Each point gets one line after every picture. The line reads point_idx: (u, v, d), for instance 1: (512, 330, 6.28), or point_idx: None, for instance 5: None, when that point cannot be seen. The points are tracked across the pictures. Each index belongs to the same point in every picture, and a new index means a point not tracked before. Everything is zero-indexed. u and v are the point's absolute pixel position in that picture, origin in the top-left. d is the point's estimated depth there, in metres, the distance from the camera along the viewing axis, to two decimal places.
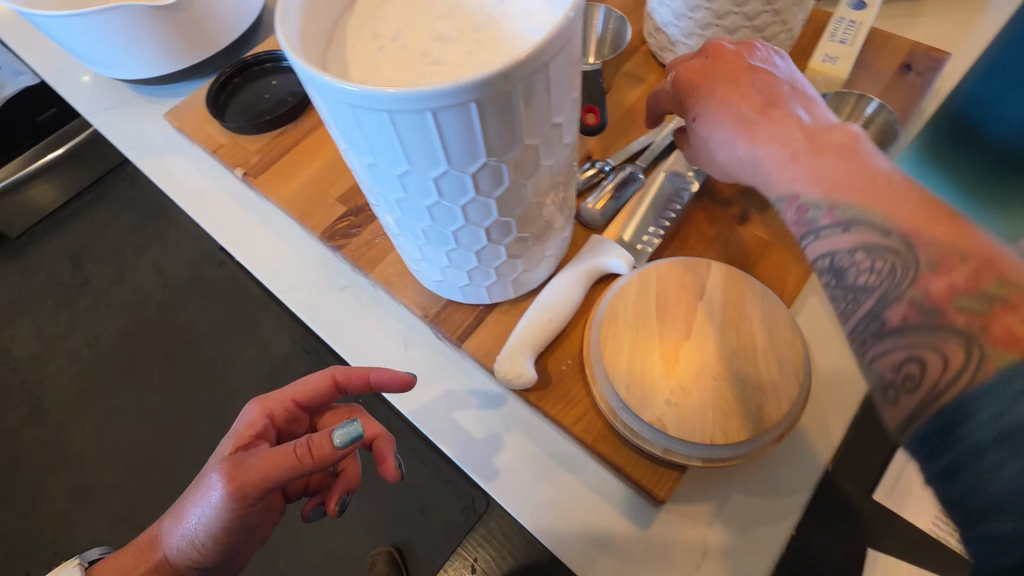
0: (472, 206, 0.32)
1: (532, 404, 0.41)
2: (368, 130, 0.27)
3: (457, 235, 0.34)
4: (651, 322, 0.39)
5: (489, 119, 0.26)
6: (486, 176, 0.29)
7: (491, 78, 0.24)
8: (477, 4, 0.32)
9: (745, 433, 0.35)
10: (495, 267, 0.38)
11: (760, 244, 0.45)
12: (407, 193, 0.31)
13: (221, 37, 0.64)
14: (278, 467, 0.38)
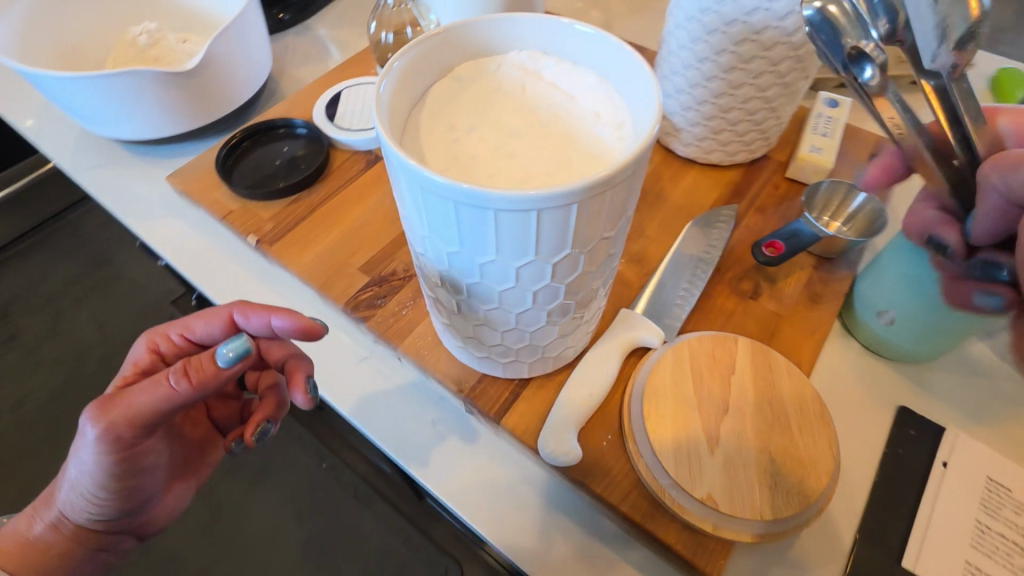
0: (544, 292, 0.33)
1: (576, 480, 0.41)
2: (466, 223, 0.28)
3: (519, 317, 0.36)
4: (691, 397, 0.41)
5: (584, 217, 0.28)
6: (565, 265, 0.31)
7: (595, 186, 0.26)
8: (545, 101, 0.34)
9: (792, 508, 0.36)
10: (545, 345, 0.40)
11: (773, 318, 0.48)
12: (486, 278, 0.32)
13: (228, 102, 0.65)
14: (151, 392, 0.37)
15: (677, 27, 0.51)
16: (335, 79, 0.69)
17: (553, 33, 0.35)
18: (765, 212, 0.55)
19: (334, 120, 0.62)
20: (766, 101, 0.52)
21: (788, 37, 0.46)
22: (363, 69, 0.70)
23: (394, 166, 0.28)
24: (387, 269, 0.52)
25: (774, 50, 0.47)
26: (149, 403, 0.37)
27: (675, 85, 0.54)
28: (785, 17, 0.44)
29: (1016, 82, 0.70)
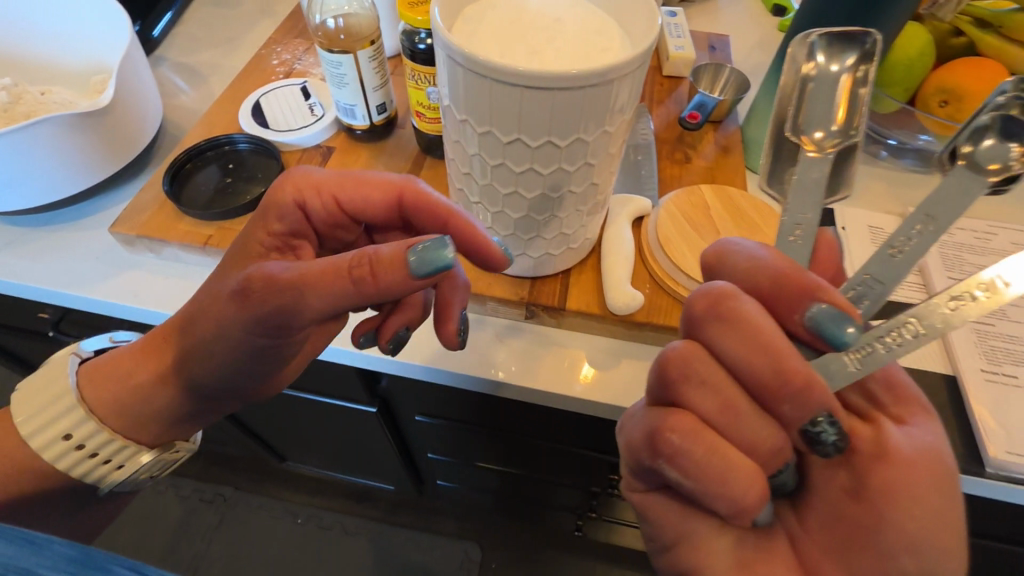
0: (581, 170, 0.43)
1: (642, 322, 0.50)
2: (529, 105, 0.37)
3: (560, 200, 0.45)
4: (692, 232, 0.53)
5: (617, 93, 0.38)
6: (598, 142, 0.41)
7: (629, 61, 0.36)
8: (551, 15, 0.42)
9: None
10: (581, 227, 0.49)
11: (710, 169, 0.63)
12: (535, 161, 0.41)
13: (140, 141, 0.60)
14: (324, 298, 0.35)
15: None
16: (241, 95, 0.68)
17: None
18: (664, 103, 0.69)
19: (270, 127, 0.62)
20: None
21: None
22: (265, 79, 0.70)
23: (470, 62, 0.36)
24: None
25: None
26: (324, 297, 0.35)
27: None
28: None
29: None
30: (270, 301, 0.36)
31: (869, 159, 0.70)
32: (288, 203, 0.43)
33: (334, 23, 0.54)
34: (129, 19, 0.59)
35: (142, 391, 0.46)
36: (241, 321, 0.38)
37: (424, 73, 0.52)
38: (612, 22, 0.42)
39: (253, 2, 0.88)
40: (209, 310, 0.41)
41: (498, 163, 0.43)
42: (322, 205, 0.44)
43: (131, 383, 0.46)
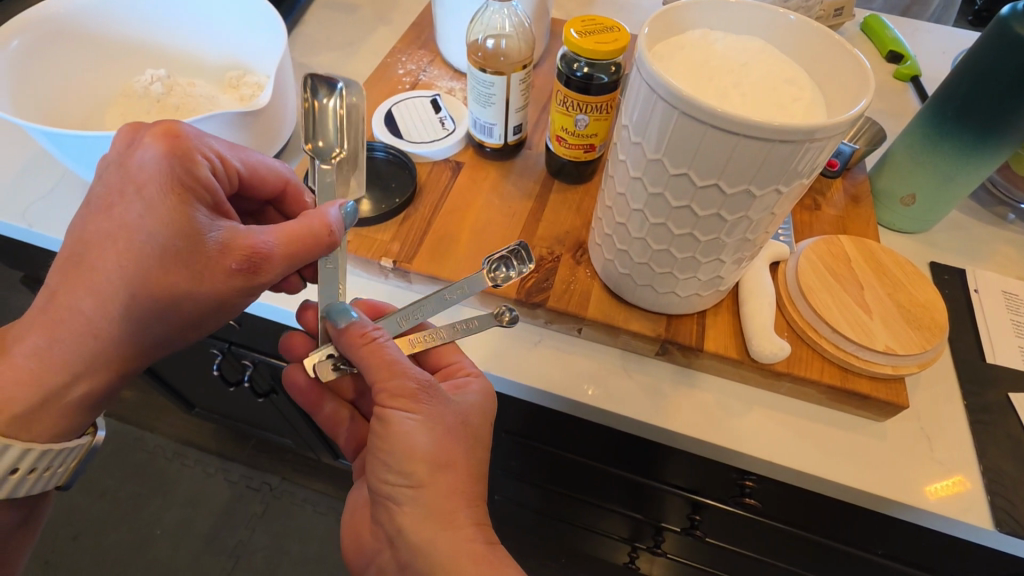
0: (761, 224, 0.40)
1: (781, 371, 0.49)
2: (736, 156, 0.35)
3: (725, 249, 0.42)
4: (834, 284, 0.52)
5: (826, 151, 0.36)
6: (789, 199, 0.39)
7: (851, 119, 0.34)
8: (742, 63, 0.42)
9: (938, 336, 0.49)
10: (729, 275, 0.47)
11: (839, 218, 0.61)
12: (719, 211, 0.39)
13: (278, 143, 0.61)
14: (298, 223, 0.42)
15: None
16: (369, 102, 0.69)
17: (724, 16, 0.43)
18: None
19: (403, 137, 0.63)
20: None
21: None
22: (392, 88, 0.71)
23: (684, 107, 0.34)
24: (534, 256, 0.55)
25: None
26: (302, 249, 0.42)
27: None
28: None
29: (885, 25, 0.92)
30: (229, 244, 0.41)
31: (996, 220, 0.68)
32: (189, 152, 0.42)
33: (493, 42, 0.56)
34: (279, 18, 0.61)
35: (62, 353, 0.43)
36: (188, 278, 0.40)
37: (576, 100, 0.52)
38: (812, 83, 0.41)
39: (369, 9, 0.89)
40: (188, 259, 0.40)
41: (681, 204, 0.40)
42: (229, 168, 0.46)
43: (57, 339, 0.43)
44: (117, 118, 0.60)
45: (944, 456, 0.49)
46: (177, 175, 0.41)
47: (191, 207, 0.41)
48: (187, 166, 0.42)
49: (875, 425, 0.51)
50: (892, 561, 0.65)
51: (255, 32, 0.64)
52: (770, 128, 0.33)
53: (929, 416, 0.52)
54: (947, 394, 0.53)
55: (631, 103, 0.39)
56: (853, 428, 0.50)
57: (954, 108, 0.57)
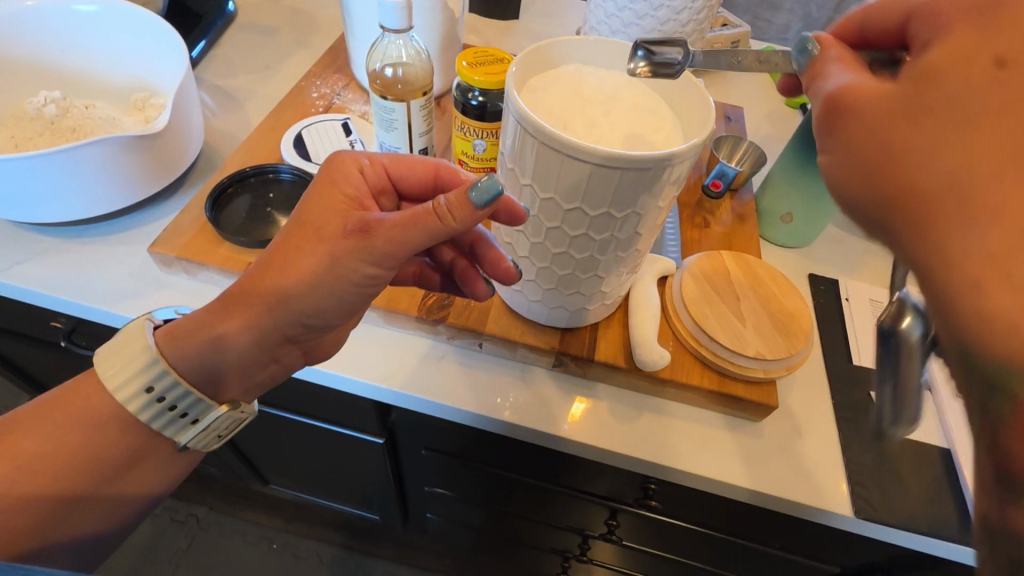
0: (631, 243, 0.44)
1: (664, 378, 0.53)
2: (592, 183, 0.38)
3: (600, 267, 0.46)
4: (714, 296, 0.56)
5: (675, 178, 0.40)
6: (651, 220, 0.43)
7: (692, 148, 0.38)
8: (610, 95, 0.45)
9: (803, 340, 0.54)
10: (611, 290, 0.50)
11: (725, 236, 0.66)
12: (588, 232, 0.42)
13: (180, 165, 0.61)
14: (416, 230, 0.39)
15: (598, 23, 0.67)
16: (281, 125, 0.70)
17: (595, 52, 0.47)
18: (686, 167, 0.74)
19: (311, 160, 0.64)
20: None
21: (682, 27, 0.64)
22: (304, 111, 0.72)
23: (541, 138, 0.38)
24: None
25: (673, 37, 0.65)
26: (417, 233, 0.39)
27: (622, 20, 0.64)
28: (680, 12, 0.62)
29: None
30: (363, 228, 0.39)
31: None
32: (346, 162, 0.45)
33: (391, 71, 0.57)
34: (180, 41, 0.61)
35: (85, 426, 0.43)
36: (326, 265, 0.39)
37: (473, 126, 0.55)
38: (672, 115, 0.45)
39: (290, 32, 0.90)
40: (257, 285, 0.41)
41: (555, 226, 0.43)
42: (376, 172, 0.46)
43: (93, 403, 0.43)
44: (6, 140, 0.58)
45: (814, 451, 0.54)
46: (319, 201, 0.42)
47: (344, 206, 0.42)
48: (325, 195, 0.42)
49: (755, 425, 0.55)
50: (789, 554, 0.69)
51: (159, 56, 0.64)
52: (621, 157, 0.36)
53: (802, 415, 0.56)
54: (819, 394, 0.58)
55: (505, 133, 0.42)
56: (734, 430, 0.54)
57: (817, 135, 0.63)
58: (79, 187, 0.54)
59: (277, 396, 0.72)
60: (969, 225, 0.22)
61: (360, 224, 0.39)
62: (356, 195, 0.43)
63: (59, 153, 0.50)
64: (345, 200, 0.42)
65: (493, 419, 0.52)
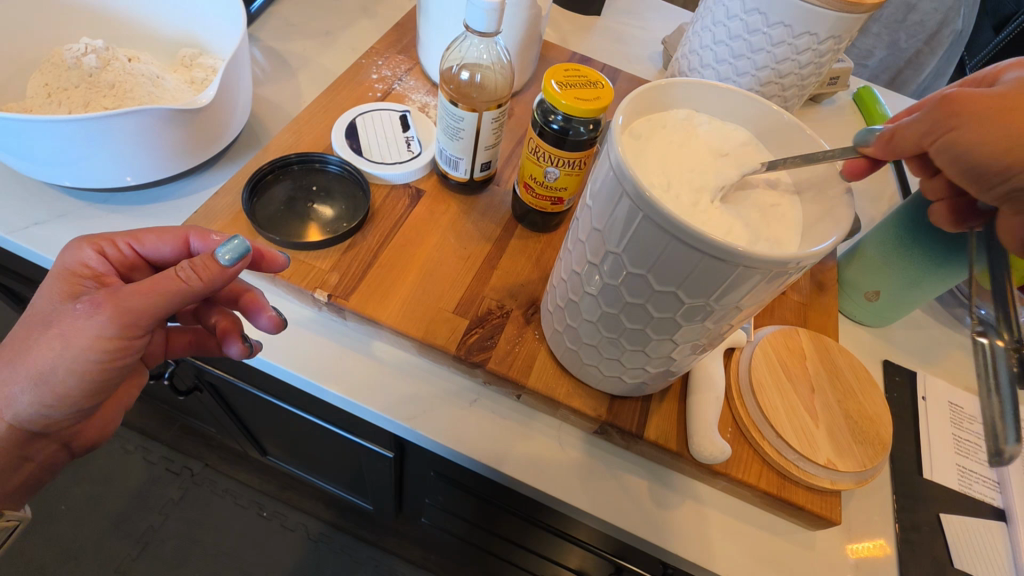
0: (718, 331, 0.38)
1: (718, 470, 0.47)
2: (696, 272, 0.33)
3: (676, 349, 0.40)
4: (786, 383, 0.50)
5: (792, 275, 0.34)
6: (749, 312, 0.37)
7: (823, 248, 0.32)
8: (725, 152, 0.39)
9: (881, 453, 0.48)
10: (678, 368, 0.44)
11: (802, 307, 0.60)
12: (675, 316, 0.36)
13: (221, 141, 0.55)
14: (163, 296, 0.38)
15: (701, 47, 0.59)
16: (333, 107, 0.64)
17: (712, 98, 0.40)
18: None
19: (362, 154, 0.59)
20: None
21: (800, 69, 0.56)
22: (360, 93, 0.66)
23: (647, 211, 0.32)
24: (481, 308, 0.52)
25: (787, 78, 0.56)
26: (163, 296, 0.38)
27: (731, 50, 0.56)
28: (802, 53, 0.54)
29: (876, 99, 0.92)
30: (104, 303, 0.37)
31: (954, 323, 0.67)
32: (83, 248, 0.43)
33: (467, 75, 0.51)
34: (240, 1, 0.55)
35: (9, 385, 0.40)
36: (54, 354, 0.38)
37: (549, 152, 0.48)
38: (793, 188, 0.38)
39: None
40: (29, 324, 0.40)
41: (636, 302, 0.37)
42: (117, 253, 0.44)
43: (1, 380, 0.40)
44: (39, 88, 0.54)
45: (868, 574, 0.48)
46: (56, 282, 0.41)
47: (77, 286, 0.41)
48: (60, 280, 0.41)
49: (806, 534, 0.49)
50: None
51: (214, 13, 0.58)
52: (741, 254, 0.30)
53: (859, 528, 0.50)
54: (880, 506, 0.52)
55: (596, 187, 0.36)
56: (782, 535, 0.49)
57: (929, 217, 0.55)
58: (110, 156, 0.49)
59: (289, 392, 0.68)
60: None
61: (94, 301, 0.38)
62: (97, 263, 0.43)
63: (92, 119, 0.45)
64: (80, 278, 0.42)
65: (521, 483, 0.47)
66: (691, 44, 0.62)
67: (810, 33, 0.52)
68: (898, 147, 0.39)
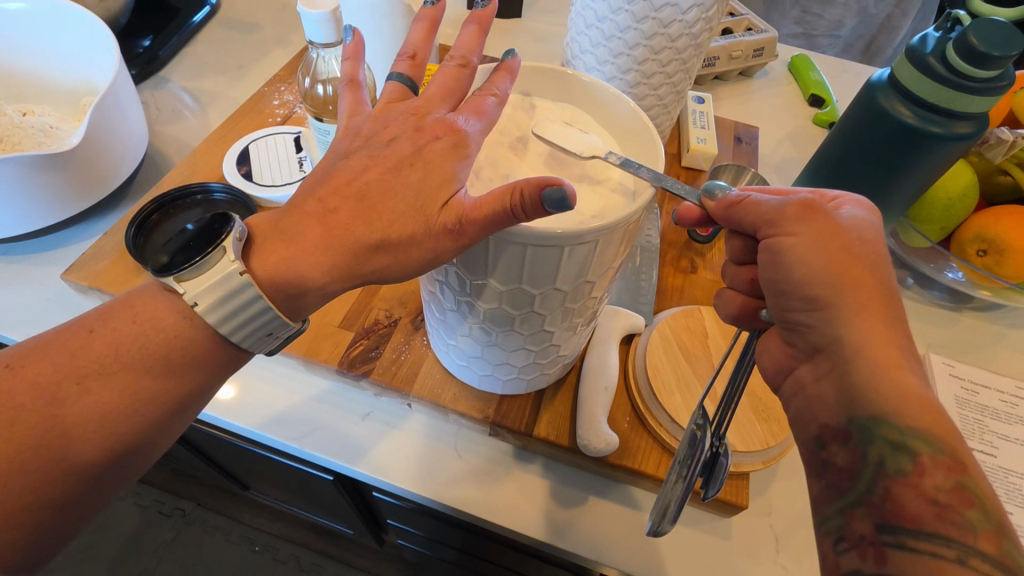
0: (561, 315, 0.37)
1: (613, 463, 0.45)
2: (496, 256, 0.32)
3: (530, 340, 0.39)
4: (683, 366, 0.48)
5: (606, 248, 0.32)
6: (583, 292, 0.35)
7: (622, 219, 0.31)
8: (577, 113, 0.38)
9: (785, 428, 0.45)
10: (551, 359, 0.43)
11: (715, 286, 0.57)
12: (503, 306, 0.35)
13: (110, 182, 0.56)
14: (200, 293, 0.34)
15: (580, 33, 0.59)
16: (233, 135, 0.65)
17: (541, 81, 0.40)
18: (677, 197, 0.65)
19: (252, 179, 0.59)
20: (659, 99, 0.60)
21: (672, 42, 0.54)
22: (261, 119, 0.67)
23: None
24: (368, 319, 0.51)
25: (662, 54, 0.55)
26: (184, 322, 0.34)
27: (603, 32, 0.55)
28: (669, 26, 0.52)
29: (809, 66, 0.89)
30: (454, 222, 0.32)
31: (949, 308, 0.61)
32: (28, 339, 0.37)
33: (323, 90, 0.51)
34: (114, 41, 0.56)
35: (95, 403, 0.33)
36: None
37: None
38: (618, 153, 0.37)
39: (271, 30, 0.86)
40: (276, 244, 0.35)
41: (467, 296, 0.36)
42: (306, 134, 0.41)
43: (80, 400, 0.33)
44: None
45: (790, 560, 0.45)
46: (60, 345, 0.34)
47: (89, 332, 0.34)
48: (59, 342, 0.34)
49: (721, 521, 0.47)
50: None
51: (98, 56, 0.59)
52: (525, 230, 0.29)
53: (781, 515, 0.47)
54: (803, 484, 0.49)
55: None
56: (694, 525, 0.46)
57: (827, 175, 0.53)
58: None
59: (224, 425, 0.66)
60: (866, 325, 0.30)
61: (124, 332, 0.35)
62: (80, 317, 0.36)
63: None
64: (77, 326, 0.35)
65: (416, 493, 0.46)
66: (572, 33, 0.60)
67: (670, 4, 0.50)
68: (734, 220, 0.34)
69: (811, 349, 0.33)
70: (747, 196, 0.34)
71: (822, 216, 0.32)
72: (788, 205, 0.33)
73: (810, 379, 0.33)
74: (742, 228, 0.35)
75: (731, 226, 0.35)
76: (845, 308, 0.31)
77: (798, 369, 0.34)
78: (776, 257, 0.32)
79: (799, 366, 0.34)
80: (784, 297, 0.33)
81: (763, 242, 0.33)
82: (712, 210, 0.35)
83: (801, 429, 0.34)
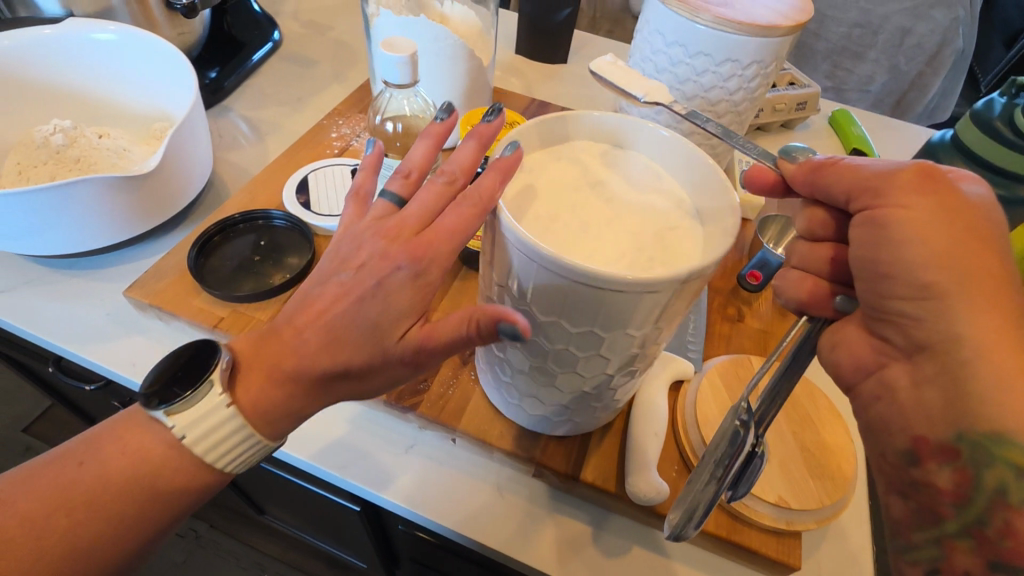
0: (624, 359, 0.37)
1: (662, 513, 0.44)
2: (571, 298, 0.32)
3: (589, 383, 0.39)
4: None
5: (680, 296, 0.32)
6: (649, 338, 0.35)
7: (701, 268, 0.31)
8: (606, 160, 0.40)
9: (841, 487, 0.44)
10: (605, 403, 0.42)
11: (763, 335, 0.57)
12: (570, 347, 0.35)
13: (175, 205, 0.58)
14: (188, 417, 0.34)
15: None
16: (292, 164, 0.67)
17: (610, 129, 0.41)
18: None
19: (310, 207, 0.61)
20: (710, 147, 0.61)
21: (730, 95, 0.56)
22: (319, 150, 0.69)
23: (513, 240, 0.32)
24: None
25: (719, 105, 0.57)
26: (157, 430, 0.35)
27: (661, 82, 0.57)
28: (728, 80, 0.54)
29: (849, 120, 0.90)
30: (422, 351, 0.34)
31: None
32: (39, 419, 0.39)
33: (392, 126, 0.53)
34: (194, 73, 0.59)
35: (73, 536, 0.33)
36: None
37: None
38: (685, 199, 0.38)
39: (329, 66, 0.91)
40: (254, 374, 0.36)
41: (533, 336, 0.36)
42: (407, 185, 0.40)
43: (67, 528, 0.33)
44: (12, 167, 0.58)
45: None
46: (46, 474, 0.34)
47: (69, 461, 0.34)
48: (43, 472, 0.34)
49: None
50: None
51: (175, 86, 0.63)
52: (606, 275, 0.30)
53: None
54: (857, 547, 0.47)
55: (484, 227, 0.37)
56: None
57: None
58: (59, 227, 0.52)
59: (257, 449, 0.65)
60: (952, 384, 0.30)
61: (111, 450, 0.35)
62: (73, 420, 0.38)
63: (44, 192, 0.48)
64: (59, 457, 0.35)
65: (457, 533, 0.45)
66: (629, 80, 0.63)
67: (731, 59, 0.52)
68: (824, 184, 0.36)
69: (913, 345, 0.32)
70: (845, 159, 0.36)
71: (942, 189, 0.32)
72: (891, 172, 0.33)
73: (903, 378, 0.32)
74: (831, 197, 0.36)
75: (816, 192, 0.37)
76: (959, 296, 0.30)
77: (887, 366, 0.33)
78: (881, 231, 0.33)
79: (890, 360, 0.33)
80: (881, 282, 0.32)
81: (858, 211, 0.34)
82: (799, 172, 0.38)
83: (892, 446, 0.33)
